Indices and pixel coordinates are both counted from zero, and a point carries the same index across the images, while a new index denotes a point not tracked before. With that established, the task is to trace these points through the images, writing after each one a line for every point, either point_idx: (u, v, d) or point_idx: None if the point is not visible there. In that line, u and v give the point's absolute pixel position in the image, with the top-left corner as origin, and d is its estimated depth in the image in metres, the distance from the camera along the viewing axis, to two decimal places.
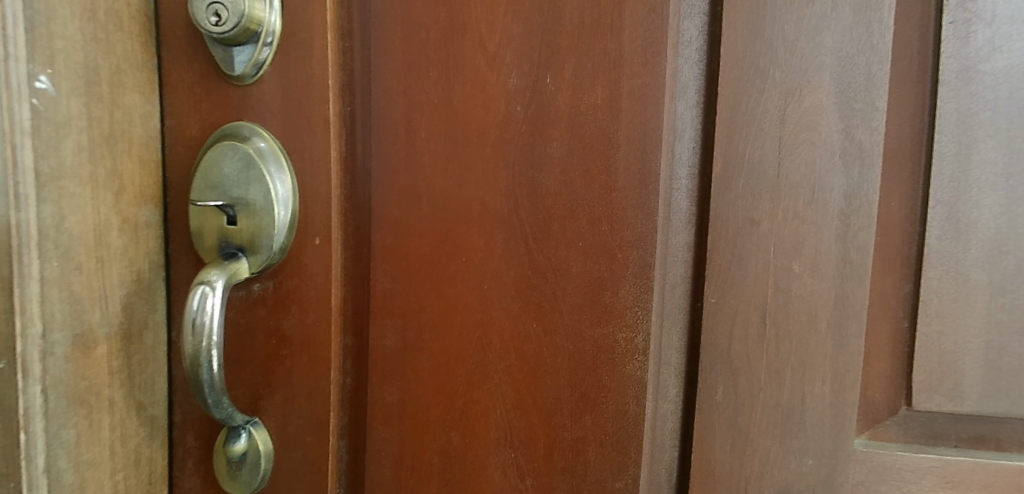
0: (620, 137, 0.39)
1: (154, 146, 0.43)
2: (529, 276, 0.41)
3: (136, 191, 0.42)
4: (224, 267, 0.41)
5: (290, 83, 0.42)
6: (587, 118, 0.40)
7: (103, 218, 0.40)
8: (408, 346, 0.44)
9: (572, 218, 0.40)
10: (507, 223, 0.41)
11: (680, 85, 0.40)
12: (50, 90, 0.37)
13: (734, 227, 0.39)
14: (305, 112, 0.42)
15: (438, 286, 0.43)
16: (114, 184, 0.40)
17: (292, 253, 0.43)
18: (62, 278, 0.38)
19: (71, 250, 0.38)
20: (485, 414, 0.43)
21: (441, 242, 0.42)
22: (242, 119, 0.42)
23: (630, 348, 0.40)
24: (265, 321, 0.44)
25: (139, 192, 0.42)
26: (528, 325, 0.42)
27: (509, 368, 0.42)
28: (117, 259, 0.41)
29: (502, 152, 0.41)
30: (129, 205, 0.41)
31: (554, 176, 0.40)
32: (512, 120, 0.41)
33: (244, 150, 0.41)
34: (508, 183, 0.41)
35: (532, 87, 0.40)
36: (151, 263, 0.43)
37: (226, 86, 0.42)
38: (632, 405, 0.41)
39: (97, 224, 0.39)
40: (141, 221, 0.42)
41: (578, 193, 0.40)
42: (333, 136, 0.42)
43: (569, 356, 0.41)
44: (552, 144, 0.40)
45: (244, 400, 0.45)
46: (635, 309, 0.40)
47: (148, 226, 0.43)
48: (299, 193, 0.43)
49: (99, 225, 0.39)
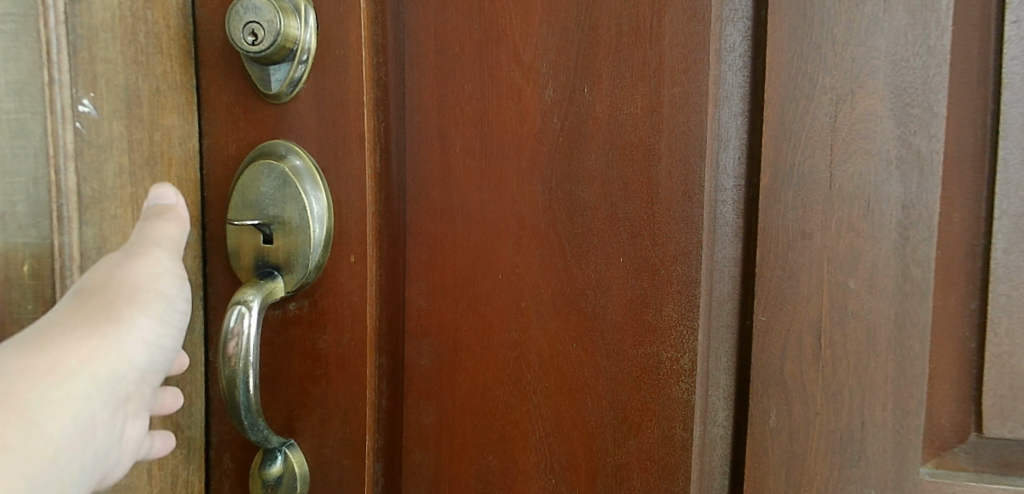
0: (662, 149, 0.38)
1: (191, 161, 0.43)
2: (568, 293, 0.40)
3: None
4: (260, 286, 0.41)
5: (326, 101, 0.42)
6: (626, 129, 0.38)
7: None
8: (445, 365, 0.43)
9: (612, 233, 0.39)
10: (545, 239, 0.40)
11: (724, 93, 0.38)
12: (93, 113, 0.37)
13: (785, 240, 0.37)
14: (341, 129, 0.42)
15: (475, 303, 0.42)
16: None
17: (327, 271, 0.43)
18: None
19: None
20: (524, 437, 0.41)
21: (476, 258, 0.41)
22: (278, 137, 0.42)
23: (675, 368, 0.39)
24: (301, 341, 0.44)
25: None
26: (568, 345, 0.40)
27: (548, 389, 0.41)
28: None
29: (538, 166, 0.40)
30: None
31: (593, 189, 0.39)
32: (549, 132, 0.40)
33: (280, 169, 0.41)
34: (545, 197, 0.40)
35: (569, 98, 0.39)
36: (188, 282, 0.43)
37: (263, 105, 0.42)
38: (679, 429, 0.39)
39: None
40: None
41: (618, 206, 0.39)
42: (368, 152, 0.41)
43: (611, 377, 0.40)
44: (591, 156, 0.39)
45: (280, 421, 0.44)
46: (680, 328, 0.38)
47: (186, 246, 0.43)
48: (334, 210, 0.42)
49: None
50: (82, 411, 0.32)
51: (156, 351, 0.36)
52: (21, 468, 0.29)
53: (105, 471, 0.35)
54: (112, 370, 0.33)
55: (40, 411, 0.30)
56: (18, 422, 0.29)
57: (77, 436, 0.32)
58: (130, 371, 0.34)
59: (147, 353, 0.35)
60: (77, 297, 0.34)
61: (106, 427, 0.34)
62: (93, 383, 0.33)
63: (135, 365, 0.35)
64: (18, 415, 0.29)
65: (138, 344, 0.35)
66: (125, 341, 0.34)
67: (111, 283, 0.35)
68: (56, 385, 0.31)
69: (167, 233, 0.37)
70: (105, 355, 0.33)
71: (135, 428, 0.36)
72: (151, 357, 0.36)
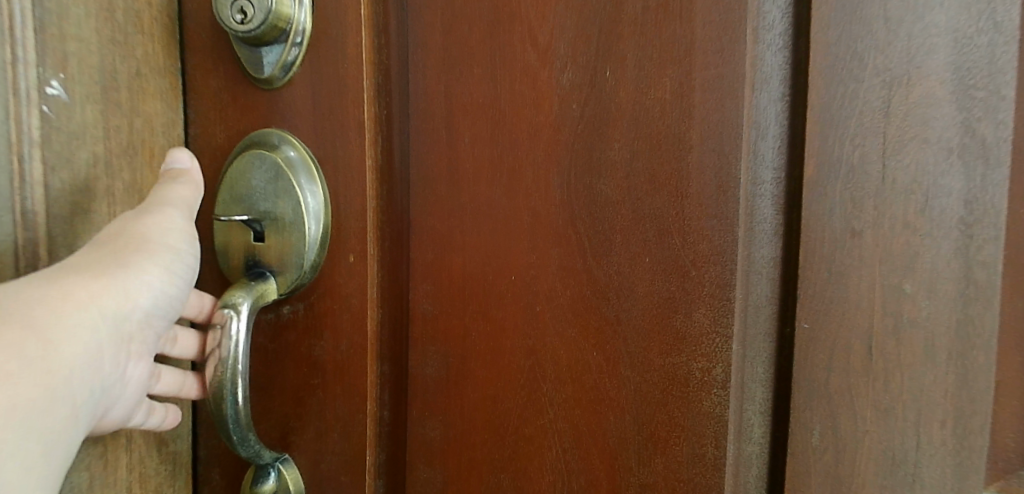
0: (692, 137, 0.34)
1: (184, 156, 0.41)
2: (588, 296, 0.36)
3: None
4: (250, 289, 0.37)
5: (322, 86, 0.38)
6: (653, 115, 0.35)
7: None
8: (453, 374, 0.39)
9: (637, 230, 0.35)
10: (562, 237, 0.36)
11: (761, 76, 0.34)
12: (62, 96, 0.34)
13: (831, 239, 0.34)
14: (338, 116, 0.38)
15: (485, 307, 0.38)
16: (134, 199, 0.38)
17: (325, 272, 0.39)
18: None
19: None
20: (538, 453, 0.38)
21: (487, 258, 0.38)
22: (272, 126, 0.39)
23: (706, 380, 0.35)
24: (297, 347, 0.40)
25: None
26: (587, 353, 0.36)
27: (566, 401, 0.37)
28: None
29: (555, 157, 0.36)
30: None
31: (615, 182, 0.35)
32: (567, 119, 0.36)
33: (272, 160, 0.38)
34: (562, 190, 0.36)
35: (589, 82, 0.35)
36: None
37: (254, 90, 0.39)
38: (711, 447, 0.35)
39: None
40: None
41: (644, 201, 0.35)
42: (368, 143, 0.38)
43: (635, 388, 0.36)
44: (613, 146, 0.35)
45: (274, 434, 0.41)
46: (712, 336, 0.35)
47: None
48: (331, 206, 0.39)
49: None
50: (86, 341, 0.34)
51: (162, 297, 0.37)
52: (35, 383, 0.31)
53: (105, 407, 0.36)
54: (117, 308, 0.35)
55: (54, 335, 0.32)
56: (36, 343, 0.31)
57: (82, 363, 0.34)
58: (136, 310, 0.36)
59: (153, 298, 0.37)
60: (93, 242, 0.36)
61: (111, 363, 0.36)
62: (98, 316, 0.34)
63: (140, 306, 0.36)
64: (35, 336, 0.31)
65: (145, 288, 0.36)
66: (132, 284, 0.36)
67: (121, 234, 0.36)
68: (67, 315, 0.33)
69: (179, 193, 0.37)
70: (111, 293, 0.35)
71: (136, 371, 0.38)
72: (155, 302, 0.37)
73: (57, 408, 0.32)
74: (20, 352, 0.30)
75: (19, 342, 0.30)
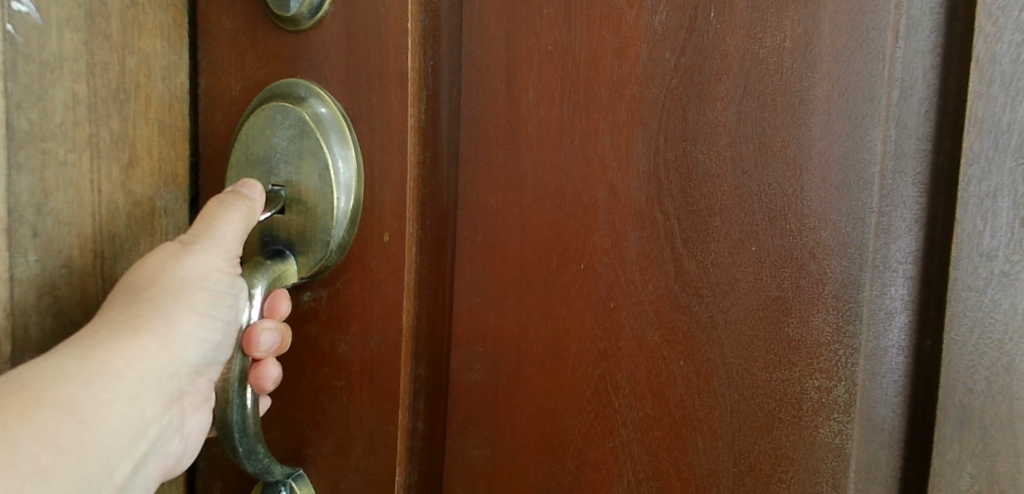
0: (816, 94, 0.27)
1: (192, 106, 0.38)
2: (675, 292, 0.29)
3: (151, 164, 0.35)
4: (266, 269, 0.31)
5: (357, 30, 0.32)
6: (768, 66, 0.28)
7: (105, 197, 0.32)
8: (503, 384, 0.32)
9: (741, 211, 0.28)
10: (645, 217, 0.29)
11: (907, 21, 0.26)
12: (34, 15, 0.28)
13: (996, 230, 0.25)
14: (376, 67, 0.32)
15: (546, 302, 0.31)
16: (123, 154, 0.33)
17: (353, 253, 0.33)
18: (42, 278, 0.30)
19: (56, 235, 0.30)
20: (605, 483, 0.31)
21: (551, 241, 0.31)
22: (297, 76, 0.33)
23: (823, 402, 0.28)
24: (317, 343, 0.34)
25: (157, 165, 0.35)
26: (670, 363, 0.30)
27: (642, 420, 0.30)
28: (122, 247, 0.34)
29: (640, 117, 0.29)
30: (145, 186, 0.34)
31: (716, 151, 0.28)
32: (658, 70, 0.29)
33: (298, 115, 0.31)
34: (646, 161, 0.29)
35: (688, 25, 0.28)
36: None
37: (277, 34, 0.33)
38: (826, 486, 0.28)
39: (96, 204, 0.32)
40: (156, 203, 0.35)
41: (750, 175, 0.28)
42: (411, 99, 0.31)
43: (732, 409, 0.29)
44: (716, 107, 0.28)
45: (287, 444, 0.35)
46: (835, 348, 0.28)
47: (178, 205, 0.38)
48: (365, 175, 0.32)
49: (96, 209, 0.32)
50: (131, 412, 0.28)
51: (209, 346, 0.32)
52: (72, 476, 0.25)
53: (169, 466, 0.32)
54: (161, 368, 0.29)
55: (97, 415, 0.26)
56: (74, 428, 0.25)
57: (125, 437, 0.28)
58: (182, 366, 0.30)
59: (200, 350, 0.31)
60: (122, 289, 0.30)
61: (161, 425, 0.30)
62: (142, 383, 0.28)
63: (188, 361, 0.31)
64: (74, 421, 0.25)
65: (190, 339, 0.31)
66: (174, 339, 0.30)
67: (155, 283, 0.30)
68: (111, 388, 0.27)
69: (228, 233, 0.30)
70: (153, 353, 0.29)
71: (198, 419, 0.33)
72: (204, 351, 0.31)
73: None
74: (57, 443, 0.25)
75: (54, 430, 0.25)
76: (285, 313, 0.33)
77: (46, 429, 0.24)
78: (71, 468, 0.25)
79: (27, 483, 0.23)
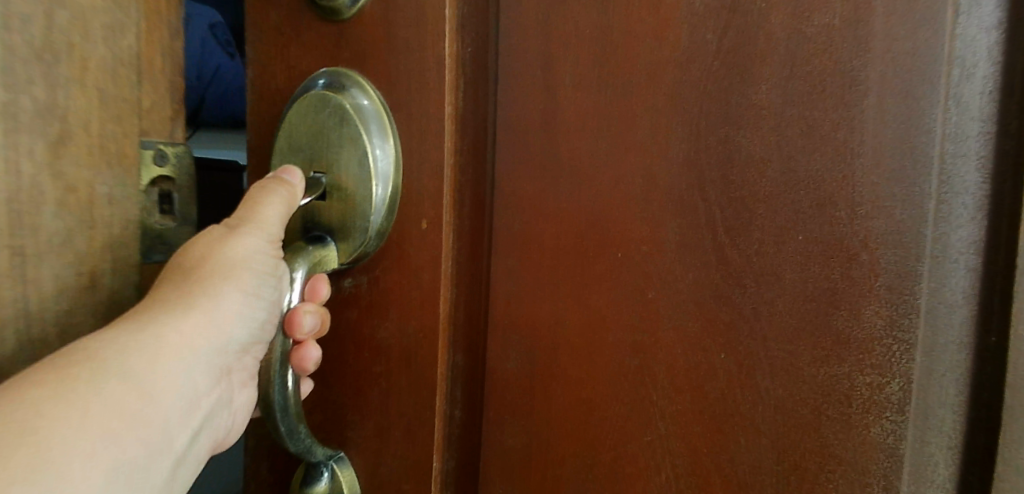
0: (868, 74, 0.26)
1: (160, 83, 0.35)
2: (716, 283, 0.28)
3: (84, 135, 0.31)
4: (308, 254, 0.32)
5: (397, 18, 0.32)
6: (816, 45, 0.26)
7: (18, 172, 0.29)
8: (538, 373, 0.32)
9: (787, 198, 0.27)
10: (684, 205, 0.29)
11: None
12: None
13: None
14: (415, 55, 0.32)
15: (582, 291, 0.31)
16: (51, 128, 0.30)
17: (393, 241, 0.33)
18: None
19: None
20: (643, 477, 0.30)
21: (586, 230, 0.30)
22: (339, 65, 0.33)
23: (875, 399, 0.26)
24: (358, 329, 0.34)
25: (96, 137, 0.32)
26: (711, 355, 0.29)
27: (681, 414, 0.29)
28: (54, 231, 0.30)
29: (679, 101, 0.28)
30: (80, 169, 0.31)
31: (761, 134, 0.27)
32: (698, 52, 0.28)
33: (339, 105, 0.32)
34: (684, 147, 0.29)
35: (730, 5, 0.27)
36: (147, 238, 0.36)
37: (319, 24, 0.33)
38: (878, 489, 0.27)
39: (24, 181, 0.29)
40: (93, 183, 0.32)
41: (796, 160, 0.27)
42: (448, 87, 0.32)
43: (776, 405, 0.28)
44: (760, 89, 0.27)
45: (330, 428, 0.36)
46: (888, 343, 0.26)
47: (145, 190, 0.35)
48: (403, 166, 0.33)
49: (13, 195, 0.29)
50: (185, 385, 0.28)
51: (254, 324, 0.33)
52: (139, 443, 0.26)
53: (219, 438, 0.33)
54: (212, 344, 0.30)
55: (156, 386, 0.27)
56: (136, 396, 0.26)
57: (182, 409, 0.28)
58: (230, 343, 0.31)
59: (246, 327, 0.32)
60: (172, 272, 0.30)
61: (212, 399, 0.31)
62: (196, 358, 0.29)
63: (235, 338, 0.31)
64: (136, 389, 0.26)
65: (238, 318, 0.31)
66: (224, 317, 0.31)
67: (205, 265, 0.31)
68: (169, 360, 0.28)
69: (271, 217, 0.31)
70: (205, 330, 0.30)
71: (243, 396, 0.34)
72: (249, 328, 0.32)
73: (157, 464, 0.27)
74: (122, 409, 0.25)
75: (119, 397, 0.25)
76: (326, 295, 0.34)
77: (111, 395, 0.25)
78: (137, 433, 0.26)
79: (98, 446, 0.24)
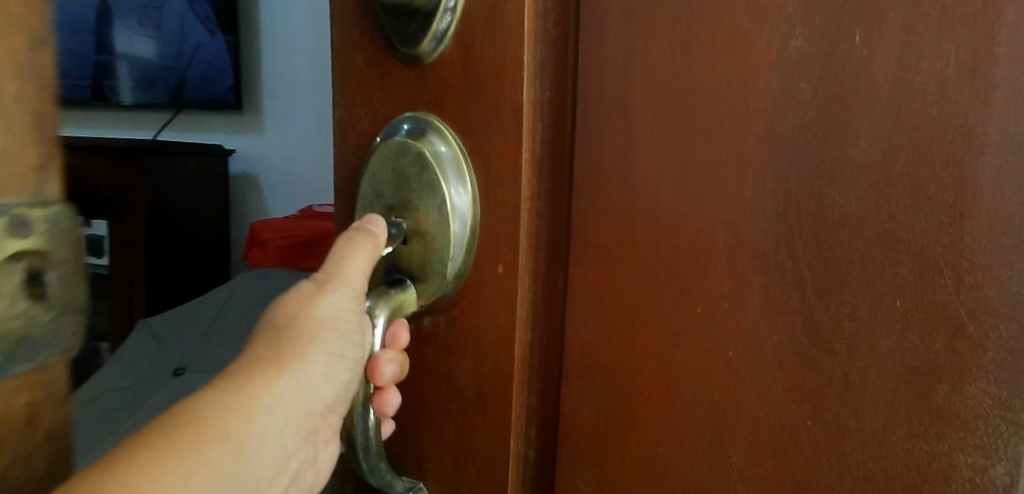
0: (987, 129, 0.23)
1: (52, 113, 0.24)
2: (804, 346, 0.27)
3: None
4: (389, 298, 0.33)
5: (474, 62, 0.32)
6: (925, 96, 0.24)
7: None
8: (613, 422, 0.31)
9: (887, 261, 0.25)
10: (770, 261, 0.27)
11: None
12: None
13: None
14: (492, 99, 0.31)
15: (659, 344, 0.30)
16: None
17: (470, 283, 0.34)
18: None
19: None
20: None
21: (665, 282, 0.30)
22: (418, 109, 0.33)
23: (979, 482, 0.24)
24: (436, 365, 0.35)
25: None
26: (795, 420, 0.27)
27: (762, 477, 0.28)
28: None
29: (767, 152, 0.27)
30: None
31: (858, 191, 0.25)
32: (790, 101, 0.26)
33: (418, 152, 0.32)
34: (773, 200, 0.27)
35: (828, 51, 0.25)
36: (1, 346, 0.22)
37: (399, 67, 0.33)
38: None
39: None
40: None
41: (898, 221, 0.25)
42: (525, 132, 0.32)
43: (866, 479, 0.26)
44: (858, 143, 0.25)
45: (409, 457, 0.37)
46: (998, 423, 0.24)
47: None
48: (480, 210, 0.33)
49: None
50: (276, 443, 0.30)
51: (338, 383, 0.34)
52: None
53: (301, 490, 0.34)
54: (301, 404, 0.31)
55: (252, 448, 0.28)
56: (235, 458, 0.27)
57: (271, 467, 0.30)
58: (317, 403, 0.33)
59: (331, 387, 0.33)
60: (266, 329, 0.33)
61: (298, 456, 0.32)
62: (286, 419, 0.31)
63: (321, 398, 0.33)
64: (234, 451, 0.27)
65: (323, 378, 0.33)
66: (311, 378, 0.32)
67: (294, 322, 0.33)
68: (264, 422, 0.29)
69: (354, 274, 0.33)
70: (294, 391, 0.31)
71: (327, 452, 0.36)
72: (334, 388, 0.34)
73: None
74: (223, 472, 0.27)
75: (219, 460, 0.27)
76: (405, 342, 0.36)
77: (214, 458, 0.26)
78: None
79: None
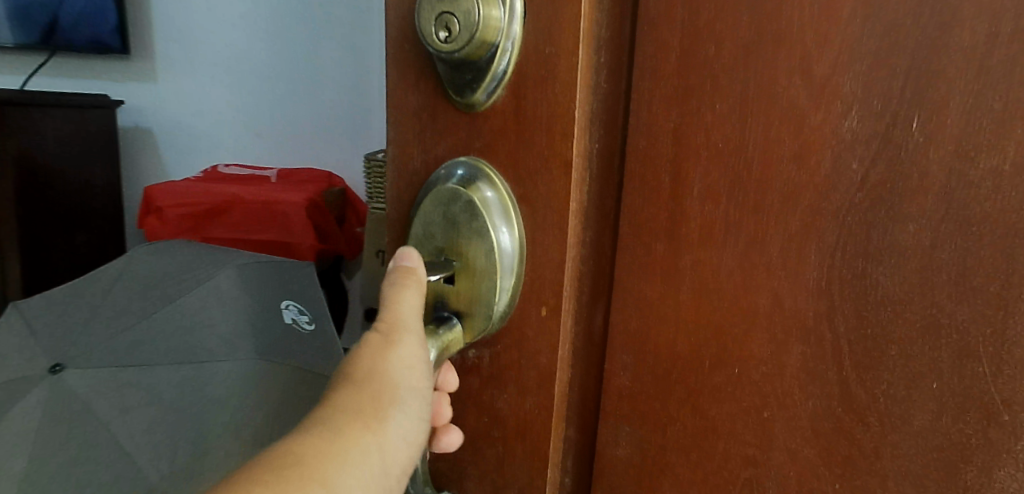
0: None
1: None
2: (839, 416, 0.28)
3: None
4: (437, 338, 0.34)
5: (527, 114, 0.32)
6: (979, 191, 0.24)
7: None
8: (648, 463, 0.33)
9: (928, 345, 0.26)
10: (810, 331, 0.28)
11: None
12: None
13: None
14: (543, 151, 0.32)
15: (696, 398, 0.31)
16: None
17: (513, 322, 0.35)
18: None
19: None
20: None
21: (705, 340, 0.30)
22: (471, 154, 0.34)
23: None
24: (478, 395, 0.37)
25: None
26: (826, 483, 0.29)
27: None
28: None
29: (815, 227, 0.27)
30: None
31: (904, 275, 0.26)
32: (842, 180, 0.26)
33: (467, 199, 0.33)
34: (817, 274, 0.28)
35: (883, 135, 0.25)
36: None
37: (454, 112, 0.34)
38: None
39: None
40: None
41: (941, 308, 0.25)
42: (575, 183, 0.32)
43: None
44: (907, 228, 0.26)
45: (451, 475, 0.39)
46: None
47: None
48: (527, 254, 0.33)
49: None
50: None
51: (412, 445, 0.33)
52: None
53: None
54: (381, 463, 0.31)
55: None
56: None
57: None
58: (394, 464, 0.32)
59: (406, 449, 0.33)
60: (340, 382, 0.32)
61: None
62: (372, 478, 0.30)
63: (397, 460, 0.32)
64: None
65: (400, 438, 0.32)
66: (390, 437, 0.32)
67: (370, 381, 0.32)
68: (355, 478, 0.29)
69: (410, 315, 0.33)
70: (377, 450, 0.31)
71: None
72: (409, 449, 0.33)
73: None
74: None
75: None
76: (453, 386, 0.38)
77: None
78: None
79: None
